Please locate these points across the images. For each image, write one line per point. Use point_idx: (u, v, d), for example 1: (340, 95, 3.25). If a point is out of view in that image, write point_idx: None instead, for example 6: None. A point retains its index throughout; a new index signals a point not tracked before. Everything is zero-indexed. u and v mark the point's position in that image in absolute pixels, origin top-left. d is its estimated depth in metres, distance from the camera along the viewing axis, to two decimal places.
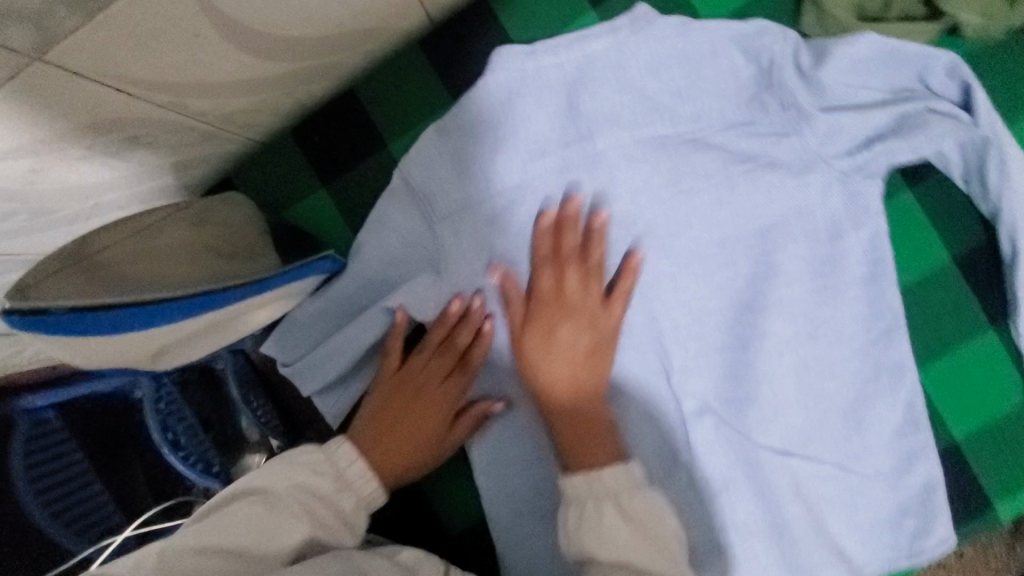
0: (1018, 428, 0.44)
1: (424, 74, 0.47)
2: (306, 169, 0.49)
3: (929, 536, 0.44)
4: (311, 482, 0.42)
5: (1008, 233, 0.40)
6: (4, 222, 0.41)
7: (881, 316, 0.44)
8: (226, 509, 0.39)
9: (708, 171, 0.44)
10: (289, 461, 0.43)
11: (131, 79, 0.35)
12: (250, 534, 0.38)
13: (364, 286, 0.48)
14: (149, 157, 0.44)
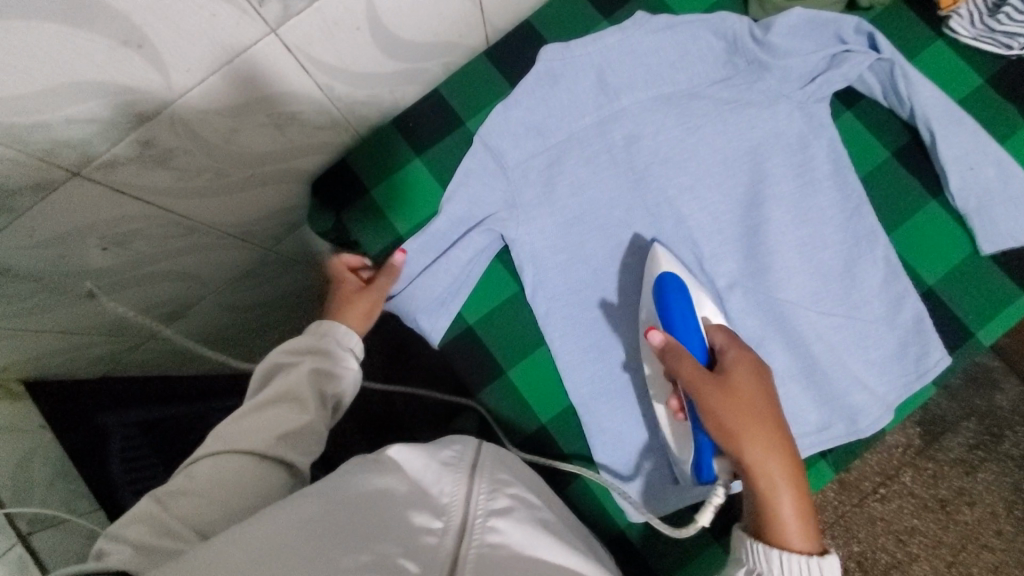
0: (974, 268, 0.57)
1: (490, 71, 0.65)
2: (406, 147, 0.65)
3: (930, 358, 0.55)
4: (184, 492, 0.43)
5: (924, 123, 0.58)
6: (197, 178, 0.54)
7: (850, 198, 0.58)
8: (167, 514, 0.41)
9: (705, 112, 0.61)
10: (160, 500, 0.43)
11: (314, 61, 0.51)
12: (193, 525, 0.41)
13: (454, 221, 0.60)
14: (296, 137, 0.58)
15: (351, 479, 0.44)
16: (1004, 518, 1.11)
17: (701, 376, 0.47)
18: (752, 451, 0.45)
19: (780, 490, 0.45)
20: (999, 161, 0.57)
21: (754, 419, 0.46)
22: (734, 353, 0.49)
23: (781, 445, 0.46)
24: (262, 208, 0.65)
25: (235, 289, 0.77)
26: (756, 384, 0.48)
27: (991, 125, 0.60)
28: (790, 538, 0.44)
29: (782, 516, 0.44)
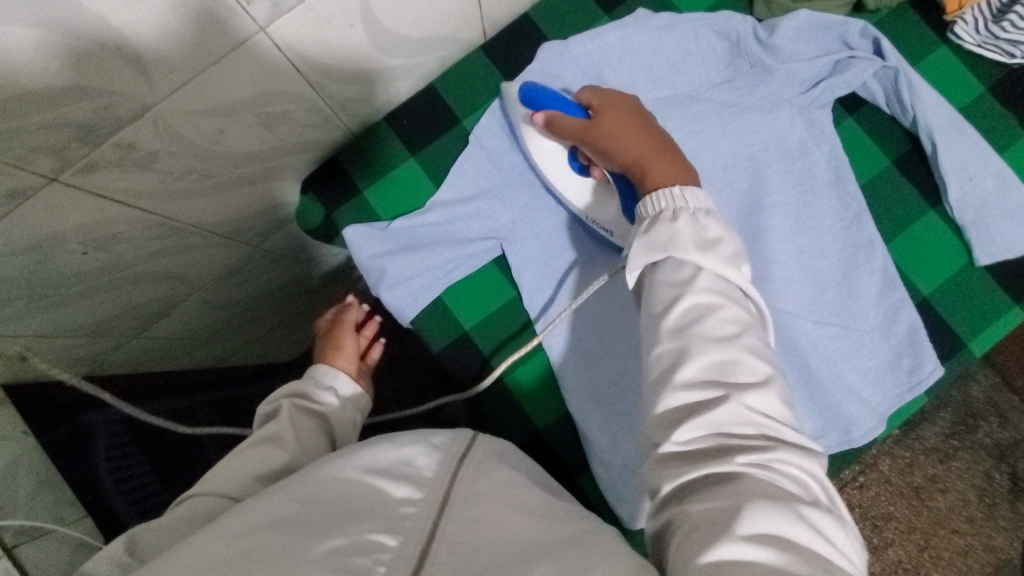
0: (969, 279, 0.58)
1: (488, 67, 0.63)
2: (399, 145, 0.62)
3: (923, 368, 0.56)
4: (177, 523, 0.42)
5: (926, 133, 0.57)
6: (182, 179, 0.51)
7: (849, 207, 0.58)
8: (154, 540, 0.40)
9: (706, 116, 0.60)
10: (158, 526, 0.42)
11: (306, 59, 0.48)
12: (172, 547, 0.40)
13: (442, 222, 0.60)
14: (285, 136, 0.56)
15: (332, 464, 0.41)
16: (975, 505, 1.19)
17: (575, 125, 0.53)
18: (622, 151, 0.50)
19: (645, 158, 0.49)
20: (998, 173, 0.57)
21: (616, 126, 0.52)
22: (601, 96, 0.54)
23: (647, 133, 0.51)
24: (249, 207, 0.63)
25: (220, 286, 0.75)
26: (629, 125, 0.52)
27: (992, 134, 0.59)
28: (659, 173, 0.48)
29: (647, 162, 0.49)
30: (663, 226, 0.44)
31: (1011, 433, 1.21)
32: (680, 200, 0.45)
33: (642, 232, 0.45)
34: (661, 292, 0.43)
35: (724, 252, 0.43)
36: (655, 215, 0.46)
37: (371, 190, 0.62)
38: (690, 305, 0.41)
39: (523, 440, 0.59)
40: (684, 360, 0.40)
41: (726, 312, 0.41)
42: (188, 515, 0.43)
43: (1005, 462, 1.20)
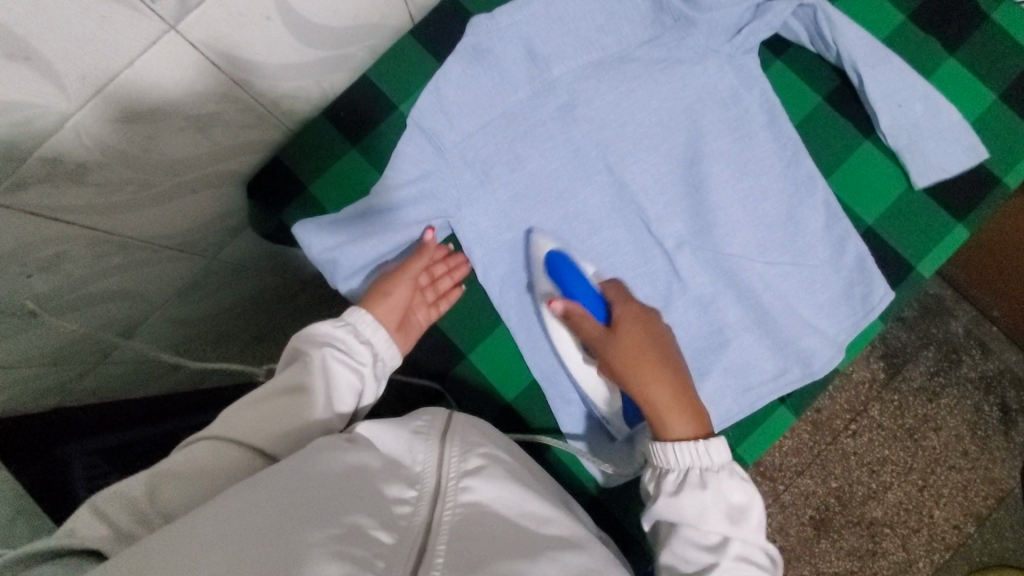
0: (910, 204, 0.59)
1: (418, 52, 0.63)
2: (338, 137, 0.63)
3: (874, 294, 0.57)
4: (180, 471, 0.45)
5: (851, 65, 0.58)
6: (119, 191, 0.52)
7: (786, 146, 0.59)
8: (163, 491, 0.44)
9: (636, 74, 0.60)
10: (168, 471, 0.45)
11: (226, 55, 0.48)
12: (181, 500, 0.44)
13: (387, 203, 0.59)
14: (219, 138, 0.56)
15: (316, 452, 0.42)
16: (967, 439, 1.20)
17: (598, 331, 0.52)
18: (649, 391, 0.50)
19: (669, 403, 0.50)
20: (926, 97, 0.58)
21: (644, 361, 0.51)
22: (625, 304, 0.54)
23: (671, 374, 0.51)
24: (196, 216, 0.63)
25: (183, 302, 0.74)
26: (647, 335, 0.53)
27: (917, 60, 0.60)
28: (678, 431, 0.50)
29: (671, 420, 0.50)
30: (695, 495, 0.46)
31: (995, 364, 1.22)
32: (704, 456, 0.48)
33: (667, 486, 0.48)
34: (694, 556, 0.46)
35: (752, 519, 0.47)
36: (680, 472, 0.48)
37: (316, 186, 0.63)
38: (722, 574, 0.45)
39: (494, 414, 0.60)
40: (713, 558, 0.45)
41: (747, 541, 0.47)
42: (202, 465, 0.46)
43: (992, 393, 1.21)
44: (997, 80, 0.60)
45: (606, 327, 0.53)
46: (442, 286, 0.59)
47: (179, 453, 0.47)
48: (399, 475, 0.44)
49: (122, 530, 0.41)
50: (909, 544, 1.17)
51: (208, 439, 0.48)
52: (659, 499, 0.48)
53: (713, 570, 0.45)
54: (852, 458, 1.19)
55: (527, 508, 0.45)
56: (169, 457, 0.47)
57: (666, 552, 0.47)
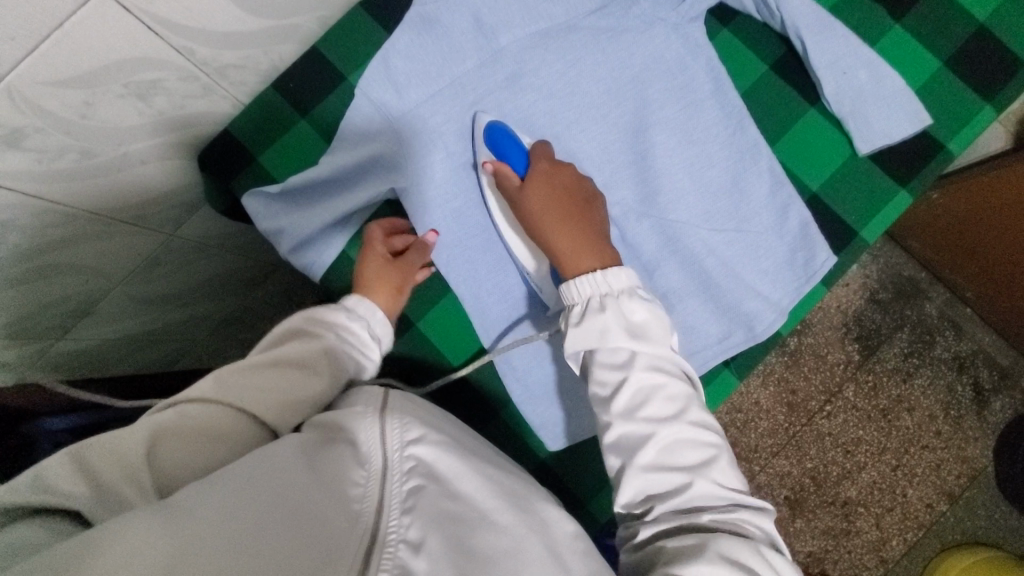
0: (854, 170, 0.60)
1: (369, 25, 0.64)
2: (289, 110, 0.63)
3: (816, 260, 0.58)
4: (174, 430, 0.44)
5: (795, 33, 0.59)
6: (59, 159, 0.52)
7: (731, 113, 0.59)
8: (156, 452, 0.43)
9: (584, 43, 0.61)
10: (163, 426, 0.44)
11: (162, 21, 0.48)
12: (174, 462, 0.43)
13: (332, 172, 0.59)
14: (164, 107, 0.56)
15: (269, 456, 0.41)
16: (940, 419, 1.21)
17: (513, 182, 0.56)
18: (549, 236, 0.54)
19: (570, 246, 0.54)
20: (870, 64, 0.59)
21: (548, 208, 0.54)
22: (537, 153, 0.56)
23: (579, 227, 0.54)
24: (147, 189, 0.63)
25: (142, 281, 0.75)
26: (553, 181, 0.55)
27: (863, 28, 0.61)
28: (581, 269, 0.53)
29: (572, 264, 0.53)
30: (596, 318, 0.50)
31: (968, 345, 1.24)
32: (604, 284, 0.51)
33: (575, 318, 0.51)
34: (608, 377, 0.50)
35: (656, 334, 0.51)
36: (583, 304, 0.51)
37: (268, 156, 0.63)
38: (633, 388, 0.49)
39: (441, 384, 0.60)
40: (643, 446, 0.48)
41: (668, 393, 0.49)
42: (199, 426, 0.45)
43: (966, 374, 1.23)
44: (943, 48, 0.60)
45: (520, 179, 0.56)
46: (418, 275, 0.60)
47: (175, 410, 0.45)
48: (347, 446, 0.43)
49: (103, 490, 0.39)
50: (882, 523, 1.18)
51: (203, 398, 0.47)
52: (575, 322, 0.51)
53: (626, 386, 0.49)
54: (826, 438, 1.20)
55: (472, 487, 0.44)
56: (162, 414, 0.45)
57: (590, 380, 0.51)
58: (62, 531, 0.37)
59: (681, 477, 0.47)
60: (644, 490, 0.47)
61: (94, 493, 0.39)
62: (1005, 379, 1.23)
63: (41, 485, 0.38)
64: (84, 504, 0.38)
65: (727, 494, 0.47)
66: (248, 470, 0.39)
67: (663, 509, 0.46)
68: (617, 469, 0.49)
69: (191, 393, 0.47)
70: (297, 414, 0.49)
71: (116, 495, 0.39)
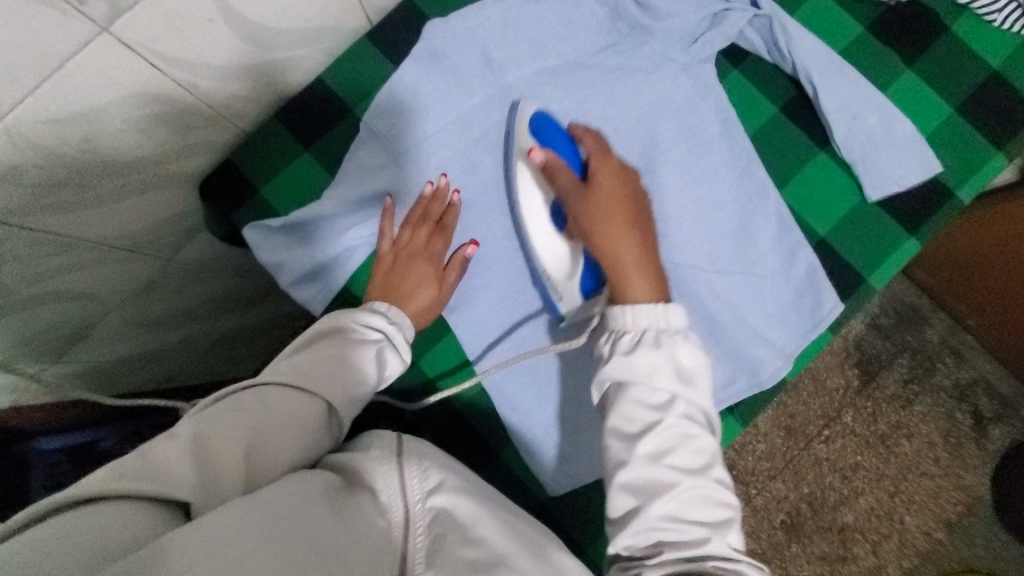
0: (863, 215, 0.59)
1: (376, 56, 0.63)
2: (293, 141, 0.63)
3: (824, 306, 0.57)
4: (224, 420, 0.44)
5: (806, 77, 0.58)
6: (59, 193, 0.51)
7: (740, 155, 0.59)
8: (208, 434, 0.42)
9: (592, 81, 0.60)
10: (210, 420, 0.44)
11: (164, 57, 0.48)
12: (225, 447, 0.42)
13: (335, 206, 0.59)
14: (166, 139, 0.55)
15: (297, 492, 0.39)
16: (938, 446, 1.21)
17: (572, 185, 0.54)
18: (610, 244, 0.52)
19: (629, 260, 0.52)
20: (880, 108, 0.58)
21: (614, 214, 0.53)
22: (601, 158, 0.54)
23: (638, 233, 0.53)
24: (147, 217, 0.62)
25: (140, 304, 0.74)
26: (623, 185, 0.54)
27: (875, 71, 0.60)
28: (639, 292, 0.51)
29: (631, 281, 0.51)
30: (647, 354, 0.47)
31: (969, 373, 1.23)
32: (663, 317, 0.49)
33: (623, 346, 0.49)
34: (638, 414, 0.47)
35: (700, 381, 0.48)
36: (636, 334, 0.49)
37: (270, 186, 0.62)
38: (664, 431, 0.46)
39: (441, 422, 0.59)
40: (652, 485, 0.46)
41: (697, 444, 0.47)
42: (247, 416, 0.45)
43: (965, 402, 1.22)
44: (954, 92, 0.60)
45: (580, 180, 0.54)
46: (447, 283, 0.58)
47: (254, 397, 0.47)
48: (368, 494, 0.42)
49: (213, 474, 0.40)
50: (878, 551, 1.17)
51: (249, 390, 0.47)
52: (614, 355, 0.49)
53: (655, 429, 0.46)
54: (826, 465, 1.19)
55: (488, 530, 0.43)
56: (242, 399, 0.46)
57: (613, 411, 0.48)
58: (163, 518, 0.37)
59: (700, 532, 0.44)
60: (653, 538, 0.44)
61: (201, 478, 0.40)
62: (1005, 407, 1.22)
63: (148, 464, 0.39)
64: (190, 492, 0.38)
65: (739, 557, 0.44)
66: (274, 500, 0.38)
67: (672, 557, 0.43)
68: (626, 511, 0.46)
69: (268, 378, 0.49)
70: (356, 403, 0.51)
71: (220, 483, 0.40)
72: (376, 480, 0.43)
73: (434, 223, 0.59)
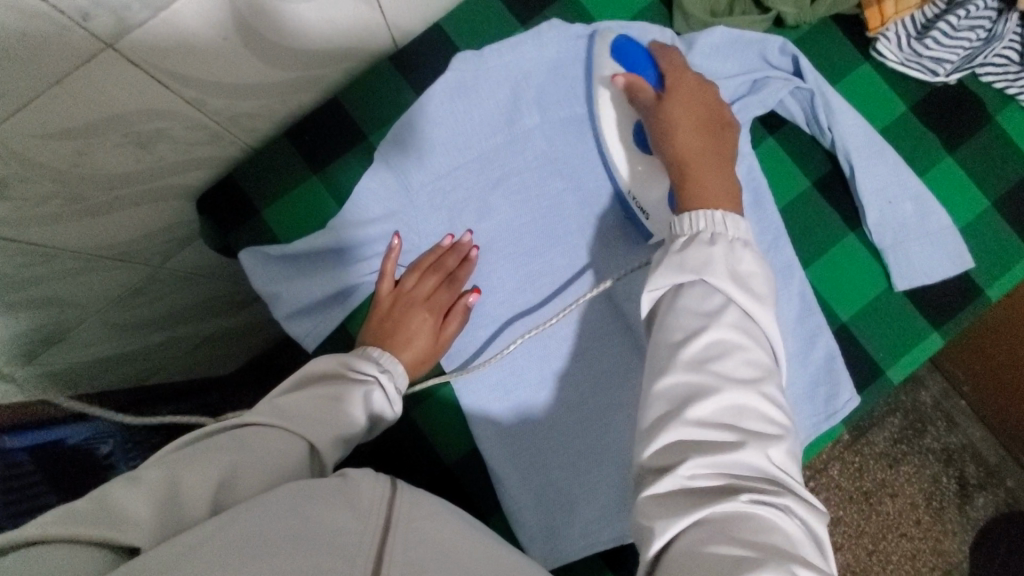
0: (888, 303, 0.57)
1: (396, 81, 0.59)
2: (300, 163, 0.59)
3: (839, 397, 0.55)
4: (201, 455, 0.38)
5: (844, 155, 0.56)
6: (44, 205, 0.47)
7: (769, 229, 0.56)
8: (179, 467, 0.37)
9: None
10: (186, 455, 0.38)
11: (172, 73, 0.44)
12: (196, 479, 0.36)
13: (340, 241, 0.55)
14: (166, 153, 0.51)
15: (270, 512, 0.34)
16: (921, 509, 1.15)
17: (646, 101, 0.50)
18: (677, 143, 0.48)
19: (699, 160, 0.47)
20: (917, 196, 0.56)
21: (685, 125, 0.48)
22: (677, 63, 0.51)
23: (706, 126, 0.49)
24: (138, 227, 0.58)
25: (122, 308, 0.70)
26: (698, 104, 0.50)
27: (914, 154, 0.58)
28: (708, 196, 0.45)
29: (697, 184, 0.46)
30: (701, 248, 0.41)
31: (959, 437, 1.18)
32: (719, 224, 0.43)
33: (677, 246, 0.43)
34: (686, 321, 0.39)
35: (758, 287, 0.41)
36: (690, 235, 0.43)
37: (272, 209, 0.59)
38: (712, 340, 0.38)
39: (429, 477, 0.56)
40: (697, 398, 0.37)
41: (750, 366, 0.38)
42: (224, 450, 0.39)
43: (952, 466, 1.17)
44: (993, 185, 0.58)
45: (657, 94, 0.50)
46: (447, 329, 0.55)
47: (232, 436, 0.41)
48: (347, 501, 0.36)
49: (177, 512, 0.34)
50: None
51: (228, 429, 0.42)
52: (663, 262, 0.42)
53: (704, 332, 0.38)
54: None
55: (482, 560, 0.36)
56: (218, 439, 0.40)
57: (660, 324, 0.41)
58: (103, 565, 0.31)
59: (731, 436, 0.36)
60: (681, 442, 0.36)
61: (159, 519, 0.33)
62: (990, 476, 1.17)
63: (104, 507, 0.34)
64: (142, 537, 0.32)
65: (810, 532, 0.34)
66: (247, 524, 0.33)
67: (705, 466, 0.34)
68: (657, 421, 0.37)
69: (248, 419, 0.43)
70: (340, 451, 0.45)
71: (179, 523, 0.34)
72: (363, 487, 0.37)
73: (445, 274, 0.56)
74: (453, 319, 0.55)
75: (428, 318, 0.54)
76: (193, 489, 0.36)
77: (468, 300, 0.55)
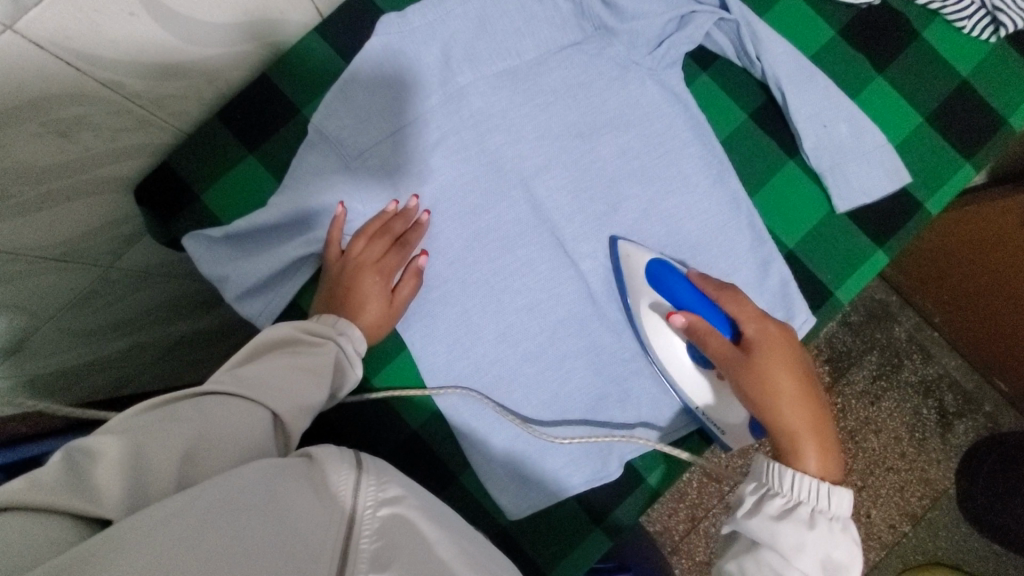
0: (831, 226, 0.58)
1: (326, 55, 0.60)
2: (236, 143, 0.60)
3: (795, 320, 0.56)
4: (164, 427, 0.37)
5: (776, 83, 0.56)
6: None
7: (712, 163, 0.57)
8: (144, 439, 0.36)
9: (553, 87, 0.58)
10: (148, 425, 0.37)
11: (84, 56, 0.43)
12: (161, 451, 0.35)
13: (283, 217, 0.55)
14: (92, 142, 0.50)
15: (236, 482, 0.34)
16: (906, 441, 1.14)
17: (725, 346, 0.49)
18: (782, 411, 0.47)
19: (804, 427, 0.47)
20: (850, 117, 0.56)
21: (782, 389, 0.48)
22: (745, 307, 0.50)
23: (804, 392, 0.48)
24: (78, 224, 0.57)
25: (77, 313, 0.69)
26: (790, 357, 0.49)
27: (845, 76, 0.59)
28: (813, 466, 0.46)
29: (807, 449, 0.46)
30: (797, 528, 0.42)
31: (935, 369, 1.15)
32: (824, 497, 0.44)
33: (770, 509, 0.44)
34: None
35: None
36: (790, 499, 0.44)
37: (216, 189, 0.60)
38: None
39: (397, 443, 0.57)
40: None
41: None
42: (190, 421, 0.38)
43: (932, 397, 1.15)
44: (925, 101, 0.58)
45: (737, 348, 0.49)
46: (400, 295, 0.55)
47: (191, 404, 0.40)
48: (316, 490, 0.37)
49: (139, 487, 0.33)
50: None
51: (192, 398, 0.41)
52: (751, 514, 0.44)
53: None
54: None
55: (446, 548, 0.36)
56: (179, 408, 0.39)
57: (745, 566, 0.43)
58: (72, 537, 0.30)
59: None
60: None
61: (129, 491, 0.32)
62: (969, 403, 1.15)
63: (72, 477, 0.32)
64: (115, 509, 0.31)
65: None
66: (215, 492, 0.32)
67: None
68: None
69: (209, 388, 0.42)
70: (303, 419, 0.46)
71: (148, 496, 0.33)
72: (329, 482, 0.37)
73: (394, 239, 0.55)
74: (407, 284, 0.55)
75: (381, 284, 0.54)
76: (159, 462, 0.35)
77: (418, 265, 0.55)
